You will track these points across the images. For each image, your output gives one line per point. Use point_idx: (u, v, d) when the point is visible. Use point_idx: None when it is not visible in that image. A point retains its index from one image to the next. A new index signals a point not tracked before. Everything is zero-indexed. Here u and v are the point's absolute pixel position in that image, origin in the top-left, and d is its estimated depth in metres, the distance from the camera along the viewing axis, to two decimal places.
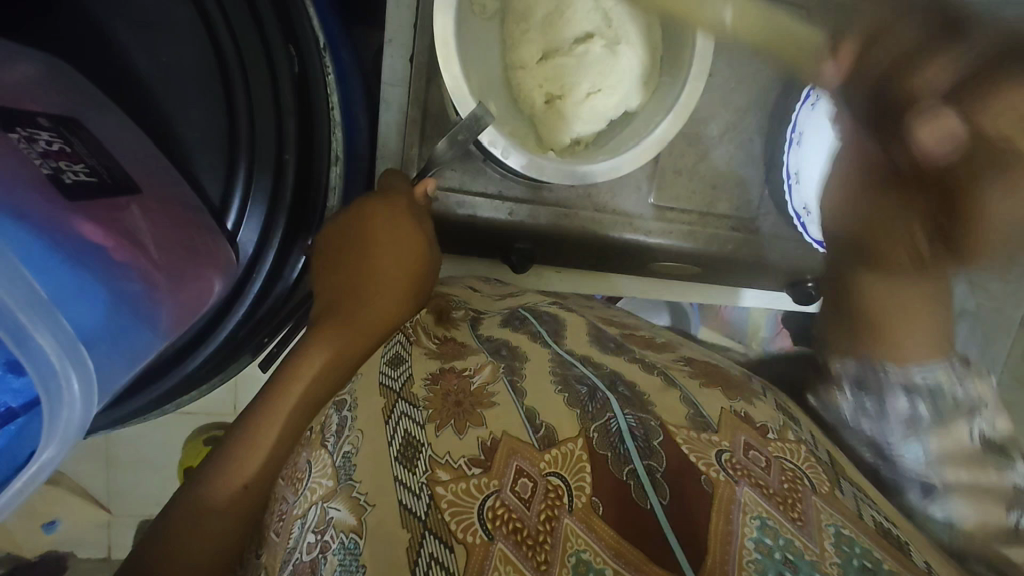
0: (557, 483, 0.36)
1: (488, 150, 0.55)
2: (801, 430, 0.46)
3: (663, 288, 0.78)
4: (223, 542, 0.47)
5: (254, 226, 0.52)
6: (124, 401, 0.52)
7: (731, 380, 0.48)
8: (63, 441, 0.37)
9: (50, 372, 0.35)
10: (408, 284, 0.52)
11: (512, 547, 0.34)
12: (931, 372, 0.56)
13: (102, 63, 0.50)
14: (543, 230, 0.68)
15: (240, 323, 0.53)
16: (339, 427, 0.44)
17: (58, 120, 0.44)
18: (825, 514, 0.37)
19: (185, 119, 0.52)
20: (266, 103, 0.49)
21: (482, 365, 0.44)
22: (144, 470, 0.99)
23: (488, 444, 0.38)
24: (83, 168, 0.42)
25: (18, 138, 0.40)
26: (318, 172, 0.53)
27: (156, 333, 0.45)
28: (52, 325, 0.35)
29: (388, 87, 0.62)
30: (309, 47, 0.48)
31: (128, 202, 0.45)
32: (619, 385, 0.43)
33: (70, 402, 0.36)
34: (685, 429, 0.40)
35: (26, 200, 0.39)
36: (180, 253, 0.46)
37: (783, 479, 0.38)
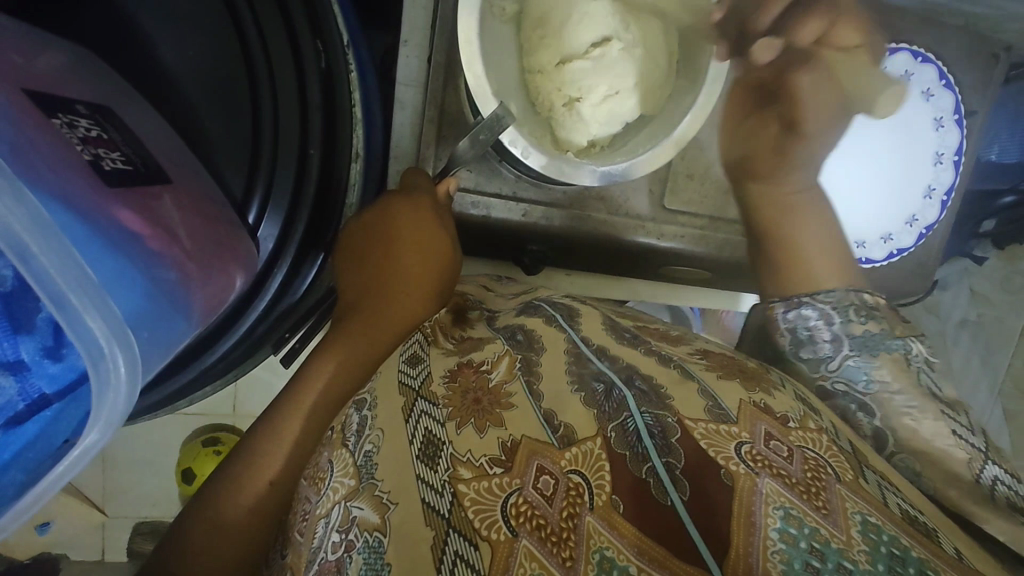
0: (577, 482, 0.36)
1: (508, 148, 0.55)
2: (822, 420, 0.46)
3: (668, 292, 0.79)
4: (248, 535, 0.48)
5: (278, 219, 0.51)
6: (146, 395, 0.52)
7: (748, 372, 0.48)
8: (107, 424, 0.37)
9: (98, 352, 0.35)
10: (430, 281, 0.52)
11: (536, 543, 0.34)
12: (864, 317, 0.54)
13: (133, 59, 0.51)
14: (556, 231, 0.69)
15: (256, 323, 0.53)
16: (360, 427, 0.44)
17: (95, 108, 0.44)
18: (850, 502, 0.37)
19: (211, 115, 0.52)
20: (291, 97, 0.48)
21: (498, 360, 0.44)
22: (143, 471, 0.99)
23: (508, 444, 0.38)
24: (120, 156, 0.42)
25: (61, 124, 0.40)
26: (339, 168, 0.53)
27: (190, 321, 0.44)
28: (103, 307, 0.35)
29: (404, 87, 0.62)
30: (334, 43, 0.49)
31: (161, 192, 0.44)
32: (636, 380, 0.43)
33: (116, 387, 0.36)
34: (703, 423, 0.39)
35: (71, 183, 0.38)
36: (212, 244, 0.46)
37: (806, 469, 0.38)
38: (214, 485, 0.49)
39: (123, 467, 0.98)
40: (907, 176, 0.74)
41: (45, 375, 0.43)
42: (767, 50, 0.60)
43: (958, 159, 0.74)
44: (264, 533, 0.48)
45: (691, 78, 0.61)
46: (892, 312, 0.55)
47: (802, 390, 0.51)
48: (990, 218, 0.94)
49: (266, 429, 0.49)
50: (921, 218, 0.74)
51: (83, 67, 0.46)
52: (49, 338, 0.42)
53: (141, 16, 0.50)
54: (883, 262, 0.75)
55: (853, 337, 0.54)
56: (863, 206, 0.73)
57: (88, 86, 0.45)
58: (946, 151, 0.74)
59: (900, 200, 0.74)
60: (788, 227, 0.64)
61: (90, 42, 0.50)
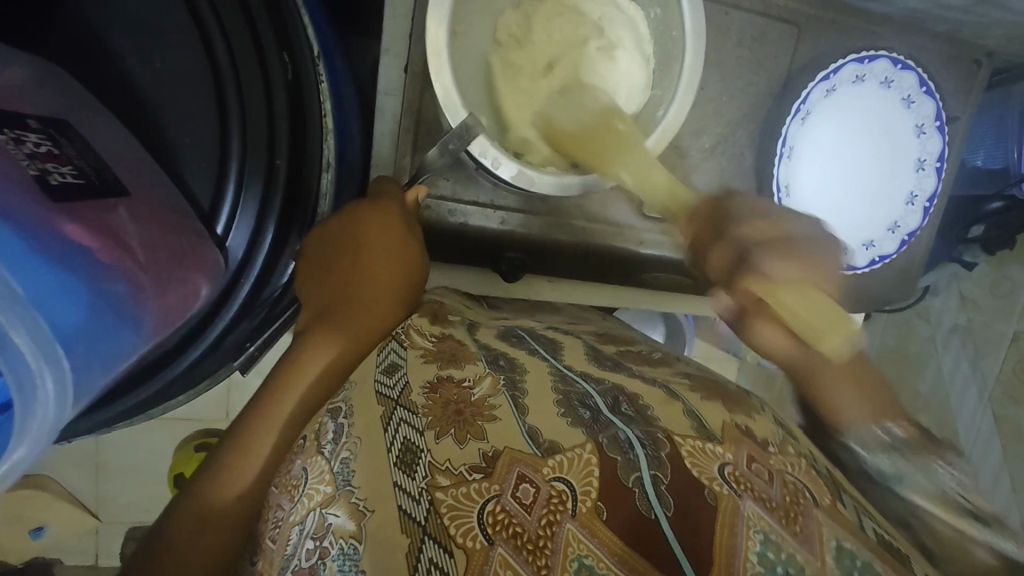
0: (561, 489, 0.36)
1: (478, 159, 0.56)
2: (802, 445, 0.47)
3: (651, 300, 0.78)
4: (219, 552, 0.46)
5: (246, 228, 0.53)
6: (113, 402, 0.52)
7: (731, 395, 0.49)
8: (35, 441, 0.36)
9: (26, 371, 0.35)
10: (399, 290, 0.52)
11: (511, 551, 0.34)
12: (896, 456, 0.47)
13: (99, 71, 0.51)
14: (533, 238, 0.70)
15: (228, 329, 0.53)
16: (336, 435, 0.43)
17: (47, 121, 0.44)
18: (827, 528, 0.38)
19: (179, 128, 0.53)
20: (258, 110, 0.50)
21: (481, 377, 0.44)
22: (135, 476, 0.99)
23: (489, 453, 0.38)
24: (71, 170, 0.42)
25: (6, 138, 0.39)
26: (309, 179, 0.53)
27: (139, 336, 0.45)
28: (29, 325, 0.35)
29: (383, 96, 0.62)
30: (302, 54, 0.49)
31: (116, 203, 0.45)
32: (622, 404, 0.43)
33: (44, 400, 0.36)
34: (690, 440, 0.41)
35: (12, 199, 0.38)
36: (167, 256, 0.47)
37: (785, 493, 0.39)
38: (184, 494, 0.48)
39: (116, 473, 0.99)
40: (890, 182, 0.73)
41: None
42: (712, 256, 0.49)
43: (941, 166, 0.73)
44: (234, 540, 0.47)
45: (664, 86, 0.61)
46: (922, 437, 0.48)
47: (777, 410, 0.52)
48: (977, 223, 0.92)
49: (239, 440, 0.48)
50: (903, 225, 0.74)
51: (44, 80, 0.47)
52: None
53: (108, 27, 0.50)
54: (865, 270, 0.75)
55: (894, 460, 0.47)
56: (846, 214, 0.73)
57: (46, 100, 0.46)
58: (928, 158, 0.73)
59: (882, 208, 0.74)
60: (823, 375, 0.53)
61: (58, 54, 0.50)
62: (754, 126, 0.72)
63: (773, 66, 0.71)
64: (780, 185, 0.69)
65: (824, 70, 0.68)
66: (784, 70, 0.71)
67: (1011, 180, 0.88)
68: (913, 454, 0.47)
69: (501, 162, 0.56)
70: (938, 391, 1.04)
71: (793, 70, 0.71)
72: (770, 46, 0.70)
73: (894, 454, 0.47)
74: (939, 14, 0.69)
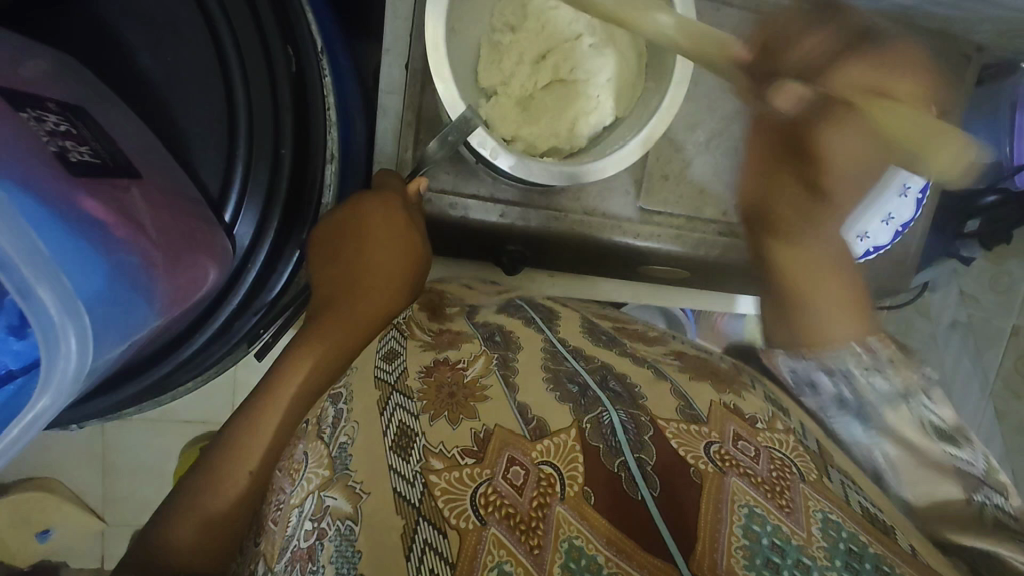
0: (549, 471, 0.37)
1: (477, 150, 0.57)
2: (791, 420, 0.47)
3: (650, 294, 0.82)
4: (225, 529, 0.48)
5: (252, 216, 0.55)
6: (126, 384, 0.54)
7: (720, 374, 0.49)
8: (57, 393, 0.37)
9: (50, 325, 0.36)
10: (401, 278, 0.54)
11: (505, 530, 0.34)
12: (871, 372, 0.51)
13: (113, 65, 0.53)
14: (534, 232, 0.71)
15: (235, 313, 0.55)
16: (335, 419, 0.45)
17: (67, 106, 0.47)
18: (813, 501, 0.37)
19: (188, 120, 0.55)
20: (265, 100, 0.51)
21: (474, 359, 0.45)
22: (141, 478, 1.00)
23: (481, 435, 0.39)
24: (89, 150, 0.45)
25: (29, 116, 0.42)
26: (313, 168, 0.55)
27: (151, 308, 0.46)
28: (53, 280, 0.36)
29: (386, 94, 0.64)
30: (306, 48, 0.51)
31: (129, 183, 0.47)
32: (610, 380, 0.44)
33: (66, 354, 0.37)
34: (674, 422, 0.41)
35: (39, 171, 0.41)
36: (178, 235, 0.49)
37: (772, 468, 0.39)
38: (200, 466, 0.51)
39: (124, 474, 1.00)
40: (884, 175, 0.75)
41: (10, 352, 0.46)
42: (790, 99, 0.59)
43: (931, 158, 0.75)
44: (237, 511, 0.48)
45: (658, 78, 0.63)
46: (900, 358, 0.52)
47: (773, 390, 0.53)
48: (973, 218, 0.96)
49: (249, 419, 0.50)
50: (897, 216, 0.76)
51: (62, 71, 0.49)
52: (14, 317, 0.46)
53: (123, 25, 0.53)
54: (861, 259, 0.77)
55: (847, 383, 0.53)
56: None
57: (66, 88, 0.48)
58: None
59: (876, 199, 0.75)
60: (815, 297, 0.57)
61: (76, 51, 0.53)
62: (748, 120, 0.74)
63: None
64: None
65: None
66: None
67: (1005, 172, 0.90)
68: (864, 360, 0.52)
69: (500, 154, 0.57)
70: None
71: None
72: None
73: (864, 372, 0.52)
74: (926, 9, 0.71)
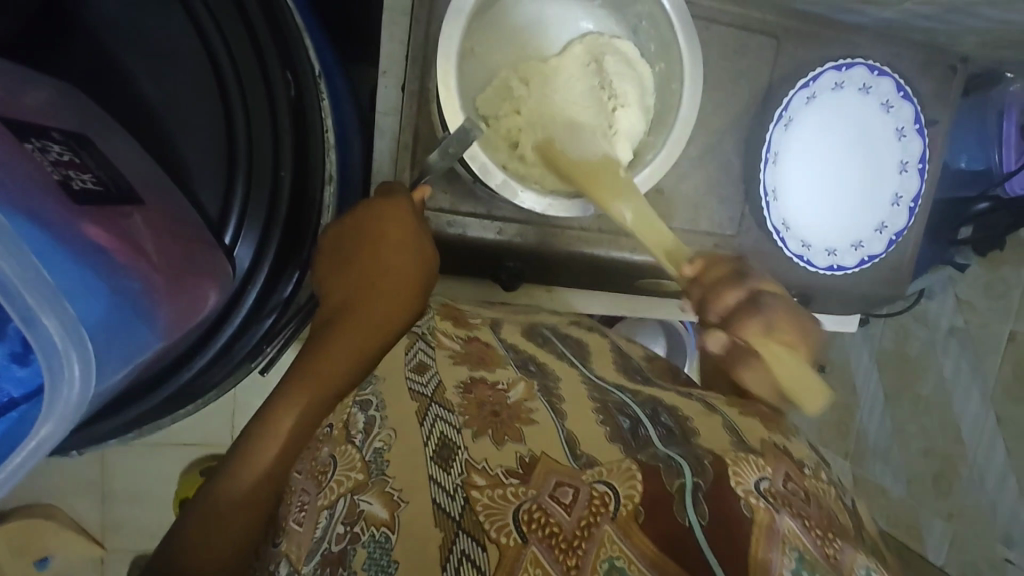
0: (602, 491, 0.36)
1: (469, 164, 0.59)
2: (834, 474, 0.50)
3: (647, 306, 0.81)
4: (243, 530, 0.48)
5: (251, 243, 0.56)
6: (128, 407, 0.54)
7: (769, 417, 0.53)
8: (61, 419, 0.38)
9: (54, 353, 0.36)
10: (414, 281, 0.54)
11: (545, 550, 0.34)
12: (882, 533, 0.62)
13: (117, 93, 0.55)
14: (530, 249, 0.72)
15: (237, 334, 0.56)
16: (367, 426, 0.45)
17: (70, 135, 0.47)
18: (861, 558, 0.39)
19: (188, 146, 0.56)
20: (264, 124, 0.52)
21: (514, 382, 0.46)
22: (139, 503, 1.00)
23: (526, 459, 0.38)
24: (92, 178, 0.46)
25: (33, 148, 0.43)
26: (313, 190, 0.56)
27: (154, 332, 0.47)
28: (58, 308, 0.36)
29: (382, 116, 0.65)
30: (305, 76, 0.52)
31: (132, 211, 0.48)
32: (663, 415, 0.46)
33: (70, 381, 0.37)
34: (731, 452, 0.42)
35: (40, 201, 0.41)
36: (180, 260, 0.49)
37: (820, 516, 0.41)
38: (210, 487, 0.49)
39: (122, 499, 0.99)
40: (876, 185, 0.76)
41: (14, 379, 0.46)
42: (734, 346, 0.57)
43: (922, 167, 0.76)
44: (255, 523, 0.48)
45: (658, 133, 0.66)
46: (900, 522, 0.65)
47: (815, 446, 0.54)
48: (966, 225, 0.95)
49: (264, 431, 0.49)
50: (890, 225, 0.76)
51: (64, 100, 0.50)
52: (18, 344, 0.46)
53: (122, 53, 0.54)
54: (856, 269, 0.76)
55: None
56: (834, 215, 0.75)
57: (68, 116, 0.49)
58: (909, 159, 0.76)
59: (868, 209, 0.76)
60: None
61: (79, 80, 0.54)
62: (739, 135, 0.75)
63: (755, 76, 0.74)
64: (766, 189, 0.72)
65: (803, 78, 0.71)
66: (767, 79, 0.74)
67: (995, 180, 0.91)
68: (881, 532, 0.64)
69: (490, 169, 0.59)
70: (939, 394, 1.03)
71: (774, 79, 0.74)
72: (752, 58, 0.73)
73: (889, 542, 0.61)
74: (911, 24, 0.73)
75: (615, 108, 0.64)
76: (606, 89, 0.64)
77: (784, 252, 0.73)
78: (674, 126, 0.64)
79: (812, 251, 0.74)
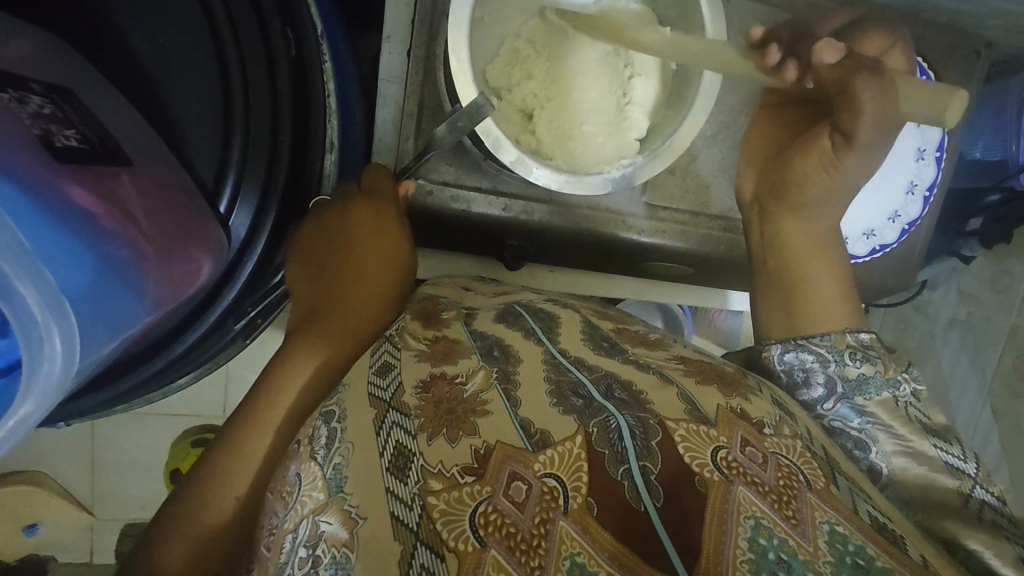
0: (553, 484, 0.36)
1: (481, 139, 0.55)
2: (798, 425, 0.50)
3: (653, 289, 0.82)
4: (218, 538, 0.48)
5: (247, 209, 0.53)
6: (115, 381, 0.53)
7: (726, 377, 0.51)
8: (43, 397, 0.37)
9: (32, 323, 0.35)
10: (388, 286, 0.54)
11: (505, 553, 0.34)
12: (858, 361, 0.57)
13: (106, 48, 0.52)
14: (537, 226, 0.70)
15: (232, 308, 0.54)
16: (328, 440, 0.44)
17: (51, 88, 0.45)
18: (820, 512, 0.39)
19: (183, 108, 0.53)
20: (262, 83, 0.49)
21: (474, 373, 0.44)
22: (129, 474, 0.98)
23: (481, 452, 0.38)
24: (76, 135, 0.43)
25: (11, 99, 0.40)
26: (312, 159, 0.54)
27: (142, 304, 0.46)
28: (37, 278, 0.35)
29: (385, 83, 0.62)
30: (306, 31, 0.49)
31: (120, 172, 0.46)
32: (616, 388, 0.44)
33: (49, 356, 0.36)
34: (684, 424, 0.41)
35: (17, 159, 0.39)
36: (170, 228, 0.48)
37: (778, 477, 0.40)
38: (190, 483, 0.50)
39: (116, 469, 0.97)
40: (893, 173, 0.75)
41: None
42: (830, 50, 0.62)
43: (939, 155, 0.75)
44: (229, 538, 0.49)
45: (677, 107, 0.63)
46: (885, 351, 0.58)
47: (780, 395, 0.56)
48: (976, 216, 0.94)
49: (236, 444, 0.49)
50: (904, 214, 0.76)
51: (49, 53, 0.47)
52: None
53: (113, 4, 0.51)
54: (866, 258, 0.77)
55: (845, 385, 0.57)
56: (861, 203, 0.75)
57: (55, 70, 0.47)
58: (927, 147, 0.75)
59: (884, 199, 0.75)
60: (809, 264, 0.64)
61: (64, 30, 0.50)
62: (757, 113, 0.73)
63: None
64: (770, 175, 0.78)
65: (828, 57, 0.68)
66: None
67: (1010, 172, 0.89)
68: (851, 346, 0.58)
69: (502, 145, 0.55)
70: (936, 381, 1.05)
71: None
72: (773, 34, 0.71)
73: (853, 382, 0.56)
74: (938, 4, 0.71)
75: (631, 77, 0.62)
76: (622, 57, 0.62)
77: None
78: (695, 98, 0.60)
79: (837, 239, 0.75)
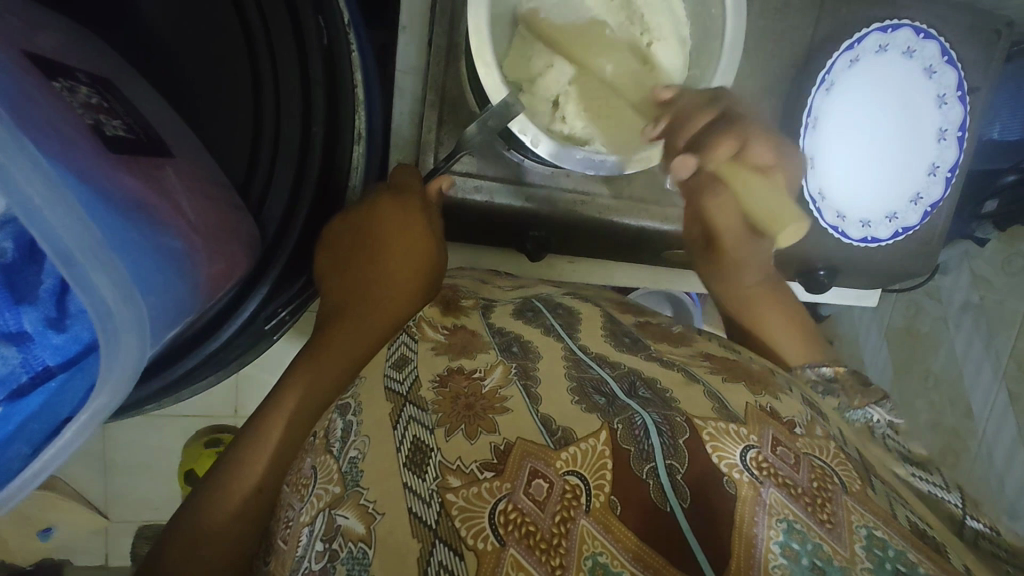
0: (575, 483, 0.36)
1: (518, 137, 0.55)
2: (831, 426, 0.49)
3: (674, 278, 0.80)
4: (229, 536, 0.47)
5: (281, 203, 0.54)
6: (150, 380, 0.52)
7: (753, 375, 0.50)
8: (114, 386, 0.37)
9: (107, 314, 0.35)
10: (418, 283, 0.53)
11: (525, 552, 0.33)
12: (825, 391, 0.58)
13: (134, 39, 0.53)
14: (555, 218, 0.70)
15: (262, 305, 0.54)
16: (343, 432, 0.44)
17: (93, 78, 0.45)
18: (857, 516, 0.38)
19: (210, 101, 0.55)
20: (293, 75, 0.49)
21: (492, 368, 0.43)
22: (141, 476, 0.97)
23: (501, 447, 0.37)
24: (122, 125, 0.44)
25: (61, 88, 0.41)
26: (341, 151, 0.53)
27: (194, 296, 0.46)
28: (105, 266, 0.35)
29: (403, 74, 0.62)
30: (334, 18, 0.48)
31: (164, 164, 0.46)
32: (640, 387, 0.44)
33: (123, 347, 0.36)
34: (712, 422, 0.40)
35: (75, 144, 0.39)
36: (214, 220, 0.48)
37: (812, 478, 0.39)
38: (207, 480, 0.50)
39: (129, 472, 0.96)
40: (909, 155, 0.76)
41: (49, 347, 0.45)
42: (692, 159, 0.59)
43: (962, 135, 0.75)
44: (245, 540, 0.47)
45: (701, 66, 0.62)
46: (850, 379, 0.60)
47: (807, 392, 0.55)
48: (992, 197, 0.93)
49: (257, 436, 0.49)
50: (926, 196, 0.76)
51: (76, 45, 0.47)
52: (52, 310, 0.45)
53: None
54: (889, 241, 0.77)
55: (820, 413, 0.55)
56: (875, 188, 0.76)
57: (84, 60, 0.47)
58: (948, 127, 0.75)
59: (903, 180, 0.76)
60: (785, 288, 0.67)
61: (103, 28, 0.52)
62: (775, 98, 0.73)
63: (796, 37, 0.71)
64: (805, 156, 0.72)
65: (847, 40, 0.70)
66: (808, 41, 0.72)
67: None
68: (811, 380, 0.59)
69: (541, 140, 0.56)
70: (950, 367, 1.03)
71: (815, 40, 0.72)
72: (793, 17, 0.71)
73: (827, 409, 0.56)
74: None
75: (650, 43, 0.61)
76: (637, 25, 0.61)
77: (819, 222, 0.74)
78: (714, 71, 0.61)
79: (846, 223, 0.75)
